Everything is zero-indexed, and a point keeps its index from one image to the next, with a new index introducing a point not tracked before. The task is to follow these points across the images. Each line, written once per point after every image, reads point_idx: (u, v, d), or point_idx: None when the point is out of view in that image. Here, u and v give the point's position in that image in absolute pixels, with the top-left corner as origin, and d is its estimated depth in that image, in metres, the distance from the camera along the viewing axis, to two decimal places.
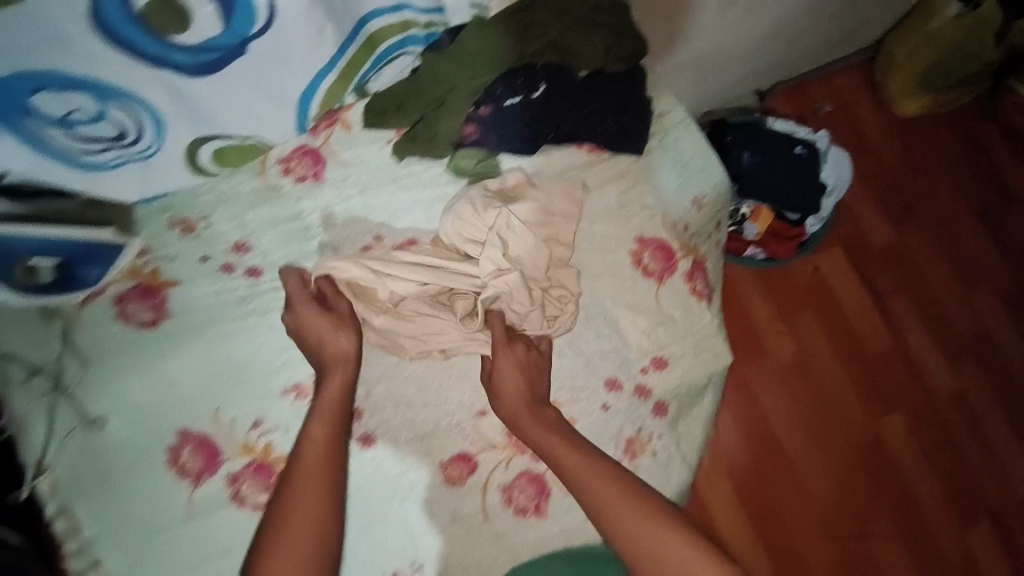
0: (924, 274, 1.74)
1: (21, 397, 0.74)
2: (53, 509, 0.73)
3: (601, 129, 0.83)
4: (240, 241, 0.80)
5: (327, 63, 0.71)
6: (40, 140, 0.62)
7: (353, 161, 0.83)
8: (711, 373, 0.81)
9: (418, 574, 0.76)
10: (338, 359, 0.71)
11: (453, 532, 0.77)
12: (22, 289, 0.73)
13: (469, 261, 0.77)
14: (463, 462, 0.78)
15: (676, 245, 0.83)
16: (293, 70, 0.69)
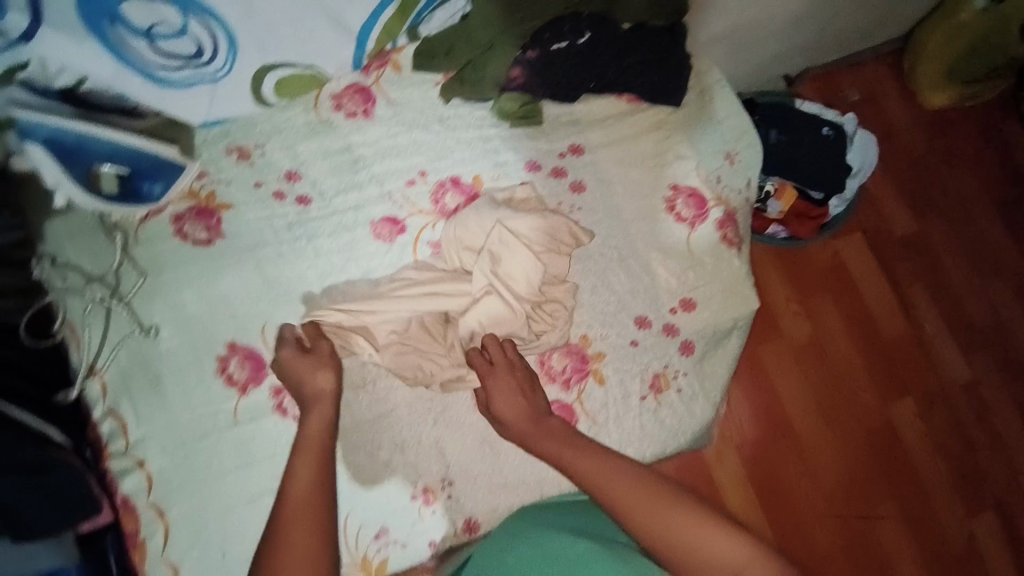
0: (941, 264, 1.76)
1: (79, 302, 0.78)
2: (102, 410, 0.76)
3: (642, 79, 0.86)
4: (292, 170, 0.85)
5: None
6: (124, 50, 0.67)
7: (400, 101, 0.86)
8: (739, 317, 0.83)
9: (449, 489, 0.79)
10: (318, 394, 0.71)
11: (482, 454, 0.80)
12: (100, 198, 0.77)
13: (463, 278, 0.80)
14: None
15: (708, 194, 0.86)
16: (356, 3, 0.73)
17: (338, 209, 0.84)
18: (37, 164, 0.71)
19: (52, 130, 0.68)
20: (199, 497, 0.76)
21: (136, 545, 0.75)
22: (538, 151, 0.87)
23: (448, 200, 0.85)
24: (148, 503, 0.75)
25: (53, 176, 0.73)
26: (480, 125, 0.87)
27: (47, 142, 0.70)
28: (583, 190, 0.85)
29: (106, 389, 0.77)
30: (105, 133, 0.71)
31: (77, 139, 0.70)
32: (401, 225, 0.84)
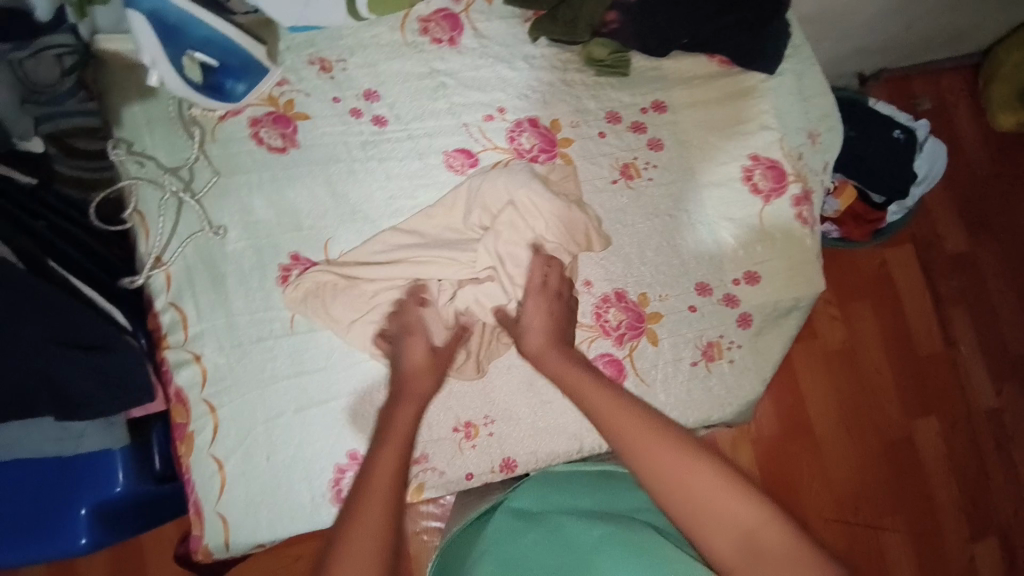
0: (987, 288, 1.72)
1: (152, 192, 0.78)
2: (164, 302, 0.77)
3: (735, 41, 0.83)
4: (371, 89, 0.83)
5: None
6: None
7: (487, 33, 0.85)
8: (802, 297, 0.81)
9: (490, 427, 0.80)
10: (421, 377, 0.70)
11: (526, 397, 0.81)
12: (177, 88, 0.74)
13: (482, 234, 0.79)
14: None
15: (789, 168, 0.83)
16: None
17: (412, 134, 0.83)
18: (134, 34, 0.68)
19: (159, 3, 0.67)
20: (251, 397, 0.76)
21: (183, 438, 0.75)
22: (620, 102, 0.85)
23: (524, 141, 0.83)
24: (199, 397, 0.75)
25: (151, 55, 0.70)
26: (564, 68, 0.85)
27: (152, 15, 0.68)
28: (661, 148, 0.83)
29: (170, 280, 0.77)
30: (206, 19, 0.70)
31: (180, 19, 0.69)
32: (473, 159, 0.83)
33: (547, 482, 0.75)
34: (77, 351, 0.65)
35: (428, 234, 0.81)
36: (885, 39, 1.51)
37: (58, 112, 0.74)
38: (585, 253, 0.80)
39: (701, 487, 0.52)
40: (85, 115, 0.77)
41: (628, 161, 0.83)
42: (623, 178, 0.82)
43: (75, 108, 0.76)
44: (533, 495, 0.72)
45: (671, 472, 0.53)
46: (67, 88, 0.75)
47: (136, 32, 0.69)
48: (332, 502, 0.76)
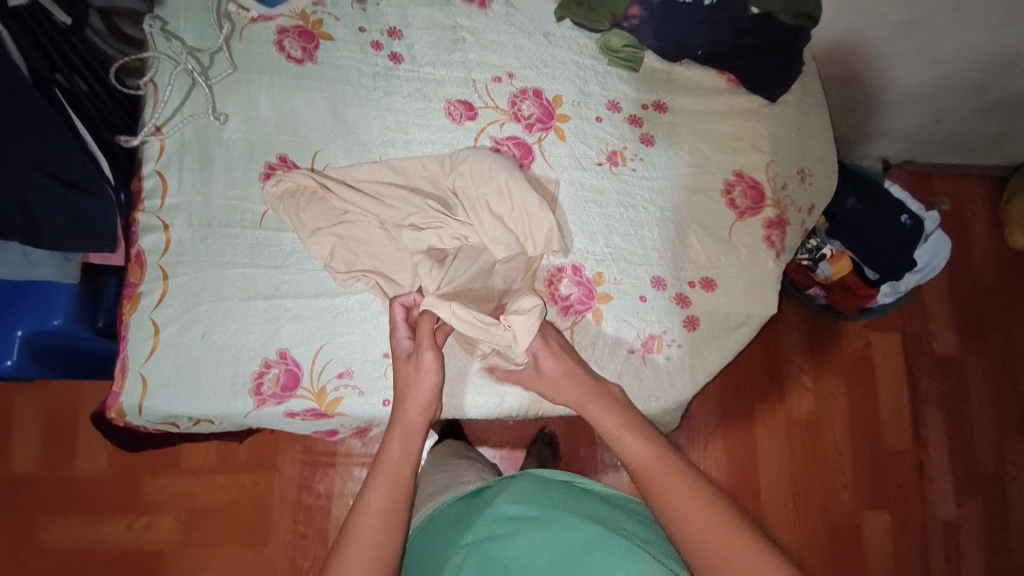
0: (969, 397, 1.67)
1: (170, 69, 0.83)
2: (150, 169, 0.81)
3: (747, 63, 0.87)
4: (396, 28, 0.88)
5: None
6: None
7: (517, 4, 0.90)
8: (752, 314, 0.82)
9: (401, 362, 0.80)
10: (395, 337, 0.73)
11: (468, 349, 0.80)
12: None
13: (449, 206, 0.81)
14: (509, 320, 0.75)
15: (769, 193, 0.86)
16: None
17: (422, 77, 0.87)
18: None
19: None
20: (205, 275, 0.79)
21: (130, 296, 0.77)
22: (624, 94, 0.88)
23: (524, 107, 0.86)
24: (157, 262, 0.78)
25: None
26: (580, 52, 0.89)
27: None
28: (651, 144, 0.86)
29: (162, 151, 0.81)
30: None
31: None
32: (473, 112, 0.86)
33: (531, 479, 0.77)
34: (59, 185, 0.70)
35: (413, 176, 0.83)
36: (919, 130, 1.51)
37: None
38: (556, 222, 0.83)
39: (718, 534, 0.57)
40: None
41: (617, 148, 0.86)
42: (608, 163, 0.85)
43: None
44: (522, 491, 0.74)
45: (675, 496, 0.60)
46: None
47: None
48: (249, 394, 0.77)
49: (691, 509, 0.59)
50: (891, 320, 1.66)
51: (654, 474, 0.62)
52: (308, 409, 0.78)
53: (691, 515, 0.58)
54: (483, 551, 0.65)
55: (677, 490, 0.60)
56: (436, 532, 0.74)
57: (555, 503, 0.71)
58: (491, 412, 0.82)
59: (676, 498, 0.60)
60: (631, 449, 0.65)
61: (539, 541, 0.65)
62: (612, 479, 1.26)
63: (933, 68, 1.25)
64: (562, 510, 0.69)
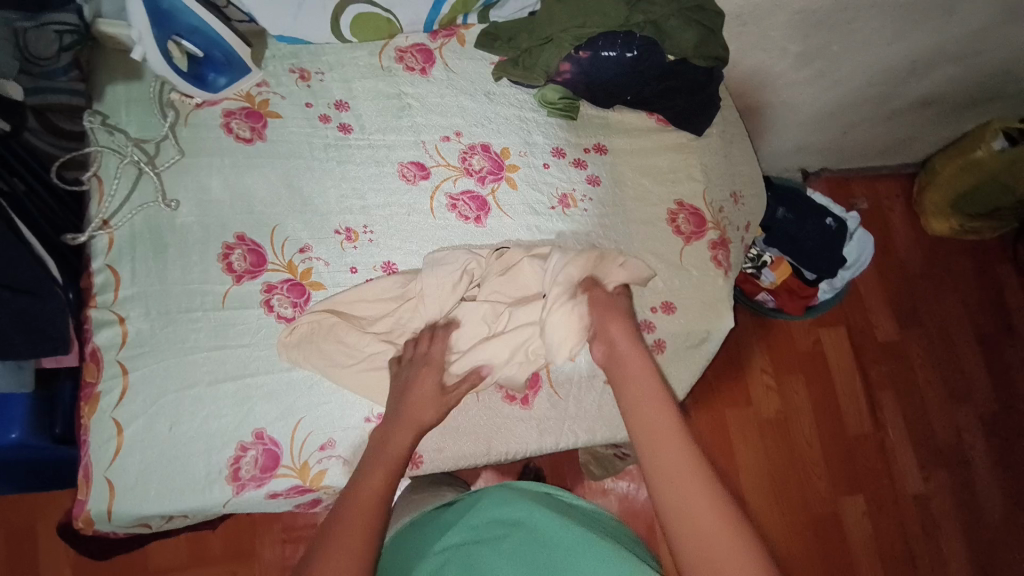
0: (915, 378, 1.79)
1: (114, 161, 0.82)
2: (101, 263, 0.79)
3: (672, 104, 0.95)
4: (342, 100, 0.92)
5: None
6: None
7: (455, 69, 0.96)
8: (711, 330, 0.87)
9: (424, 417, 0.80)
10: (422, 395, 0.75)
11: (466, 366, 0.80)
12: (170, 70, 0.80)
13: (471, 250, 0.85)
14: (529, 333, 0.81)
15: (709, 217, 0.92)
16: None
17: (373, 143, 0.91)
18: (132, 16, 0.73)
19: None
20: (167, 363, 0.76)
21: (89, 399, 0.74)
22: (566, 140, 0.94)
23: (475, 162, 0.91)
24: (115, 358, 0.75)
25: (140, 31, 0.75)
26: (520, 106, 0.95)
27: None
28: (596, 184, 0.92)
29: (112, 243, 0.79)
30: (199, 10, 0.76)
31: (174, 5, 0.75)
32: (426, 171, 0.90)
33: (515, 487, 0.77)
34: (8, 291, 0.67)
35: (380, 241, 0.86)
36: (829, 143, 1.66)
37: (48, 86, 0.79)
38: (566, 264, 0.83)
39: (715, 534, 0.54)
40: (72, 93, 0.82)
41: (566, 191, 0.91)
42: (560, 206, 0.90)
43: (65, 84, 0.81)
44: (500, 495, 0.74)
45: (676, 487, 0.58)
46: (62, 64, 0.80)
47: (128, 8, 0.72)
48: (228, 481, 0.74)
49: (694, 499, 0.57)
50: (835, 315, 1.78)
51: (672, 458, 0.61)
52: (292, 487, 0.76)
53: (689, 504, 0.57)
54: (471, 549, 0.67)
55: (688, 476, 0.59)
56: (413, 537, 0.74)
57: (540, 506, 0.71)
58: (479, 461, 0.82)
59: (679, 485, 0.58)
60: (647, 435, 0.64)
61: (528, 543, 0.66)
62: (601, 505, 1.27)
63: (831, 89, 1.39)
64: (549, 513, 0.69)
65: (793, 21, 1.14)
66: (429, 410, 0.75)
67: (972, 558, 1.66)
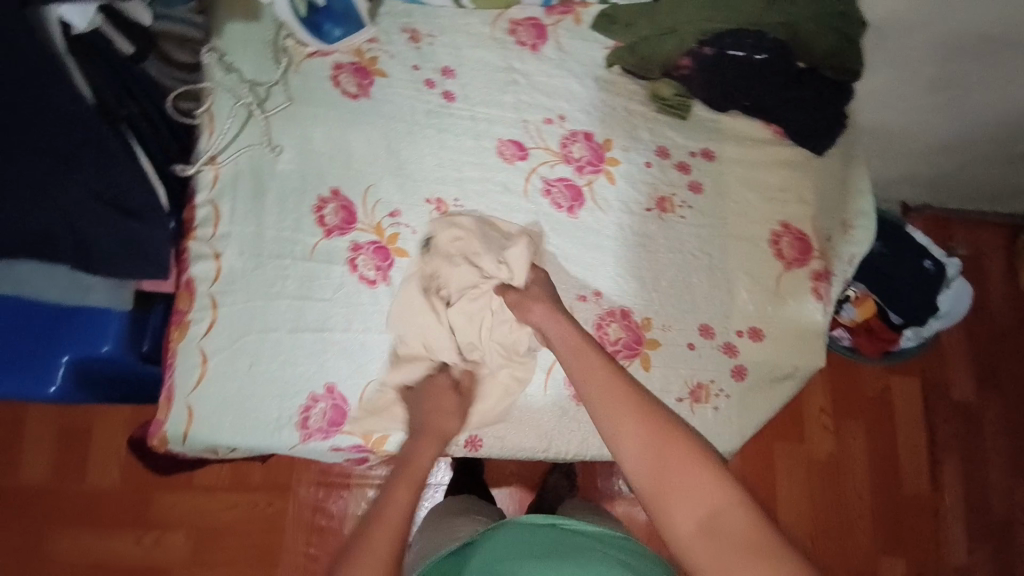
0: (984, 445, 1.67)
1: (226, 100, 0.83)
2: (204, 198, 0.80)
3: (794, 117, 0.88)
4: (449, 67, 0.89)
5: None
6: None
7: (567, 49, 0.91)
8: (800, 365, 0.82)
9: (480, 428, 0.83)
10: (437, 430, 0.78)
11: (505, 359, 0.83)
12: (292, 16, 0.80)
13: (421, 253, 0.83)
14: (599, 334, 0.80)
15: (815, 245, 0.86)
16: None
17: (474, 116, 0.88)
18: None
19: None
20: (254, 306, 0.78)
21: (178, 324, 0.76)
22: (673, 141, 0.89)
23: (575, 150, 0.88)
24: (206, 291, 0.78)
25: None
26: (630, 98, 0.90)
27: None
28: (699, 192, 0.87)
29: (217, 180, 0.81)
30: None
31: None
32: (524, 152, 0.87)
33: (519, 527, 0.75)
34: (113, 212, 0.69)
35: (470, 218, 0.85)
36: (941, 179, 1.53)
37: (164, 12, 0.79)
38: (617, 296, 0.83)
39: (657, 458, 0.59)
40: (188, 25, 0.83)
41: (666, 195, 0.87)
42: (657, 209, 0.86)
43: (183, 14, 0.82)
44: (499, 543, 0.72)
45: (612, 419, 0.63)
46: None
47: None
48: (296, 428, 0.77)
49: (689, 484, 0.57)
50: (910, 364, 1.66)
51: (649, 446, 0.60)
52: (353, 445, 0.79)
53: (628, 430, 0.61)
54: None
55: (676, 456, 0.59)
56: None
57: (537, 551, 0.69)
58: (534, 453, 0.85)
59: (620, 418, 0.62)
60: (620, 429, 0.61)
61: None
62: (629, 513, 1.25)
63: (966, 124, 1.26)
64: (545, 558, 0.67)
65: (943, 46, 1.02)
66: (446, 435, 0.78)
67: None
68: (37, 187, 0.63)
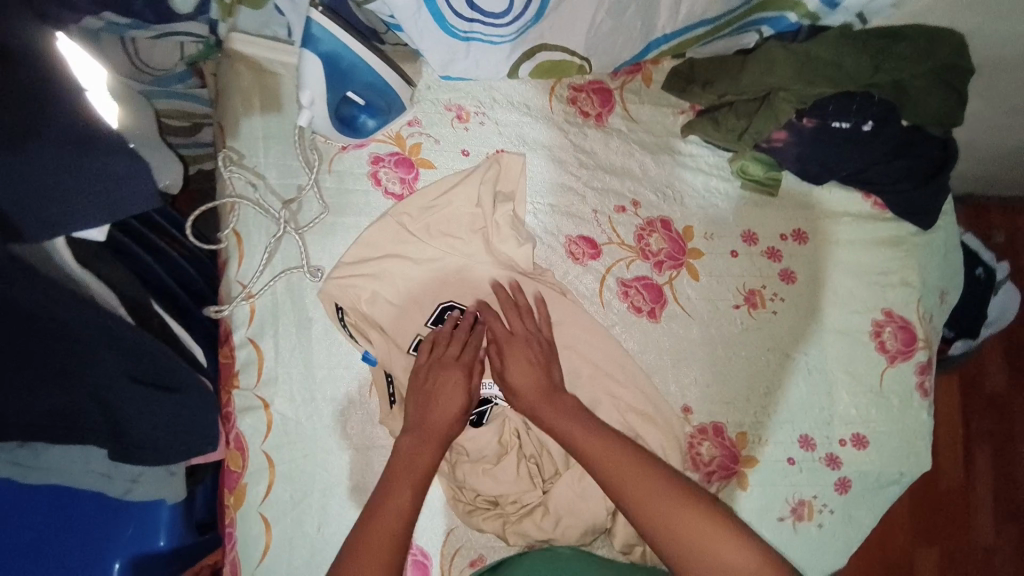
0: (1015, 437, 1.44)
1: (255, 214, 0.71)
2: (240, 337, 0.70)
3: (898, 187, 0.78)
4: (502, 148, 0.76)
5: (674, 31, 0.74)
6: (443, 18, 0.65)
7: (637, 117, 0.79)
8: (907, 472, 0.76)
9: None
10: (439, 424, 0.65)
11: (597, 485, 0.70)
12: (337, 125, 0.69)
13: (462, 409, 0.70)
14: (715, 435, 0.75)
15: (921, 332, 0.78)
16: (633, 37, 0.73)
17: (537, 208, 0.77)
18: (305, 74, 0.63)
19: (338, 45, 0.63)
20: (314, 459, 0.70)
21: (234, 488, 0.68)
22: (759, 221, 0.79)
23: (652, 242, 0.77)
24: (258, 447, 0.69)
25: (310, 95, 0.65)
26: (709, 172, 0.79)
27: (326, 57, 0.63)
28: (792, 281, 0.78)
29: (253, 314, 0.70)
30: (377, 63, 0.66)
31: (348, 61, 0.64)
32: (597, 250, 0.77)
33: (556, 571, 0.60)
34: (145, 388, 0.55)
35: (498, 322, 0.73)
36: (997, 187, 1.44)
37: (160, 92, 0.76)
38: (710, 397, 0.76)
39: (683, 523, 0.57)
40: (186, 99, 0.80)
41: (755, 287, 0.78)
42: (747, 305, 0.78)
43: (179, 92, 0.78)
44: None
45: (628, 485, 0.59)
46: (179, 74, 0.75)
47: (303, 73, 0.64)
48: None
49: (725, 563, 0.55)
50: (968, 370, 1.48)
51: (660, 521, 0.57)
52: None
53: (644, 495, 0.59)
54: None
55: (688, 529, 0.57)
56: None
57: None
58: None
59: (635, 484, 0.59)
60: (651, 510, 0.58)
61: None
62: None
63: None
64: None
65: None
66: (457, 424, 0.65)
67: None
68: (57, 361, 0.51)
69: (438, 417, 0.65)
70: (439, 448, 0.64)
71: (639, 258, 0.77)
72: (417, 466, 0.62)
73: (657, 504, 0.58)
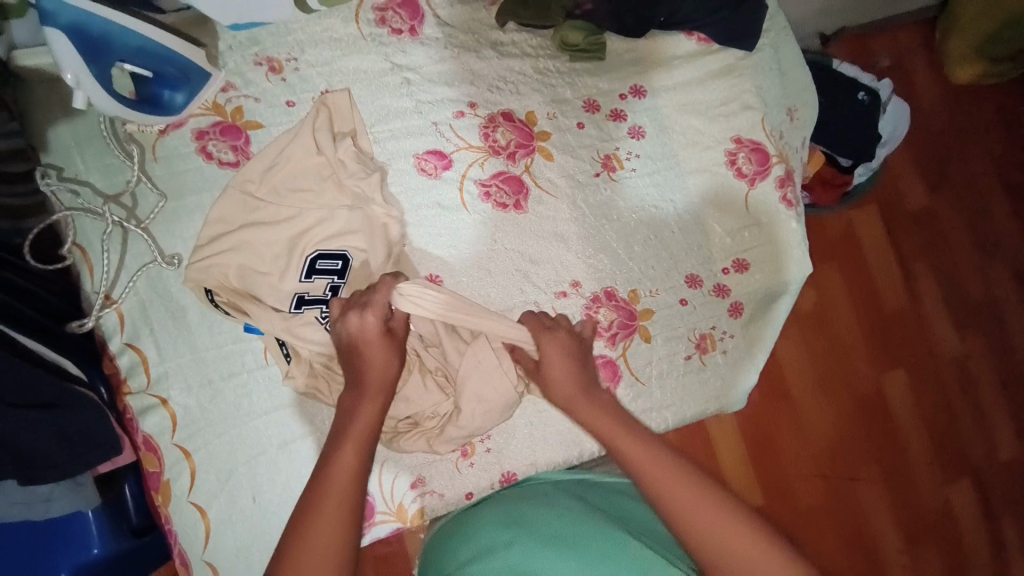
0: (947, 239, 1.45)
1: (90, 222, 0.70)
2: (118, 344, 0.70)
3: (716, 18, 0.80)
4: (328, 88, 0.76)
5: None
6: None
7: (450, 20, 0.79)
8: (789, 281, 0.81)
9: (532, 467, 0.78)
10: (378, 380, 0.61)
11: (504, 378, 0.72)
12: (124, 103, 0.66)
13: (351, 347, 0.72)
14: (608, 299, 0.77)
15: (773, 150, 0.81)
16: None
17: (379, 138, 0.76)
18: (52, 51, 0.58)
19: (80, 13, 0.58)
20: (228, 437, 0.71)
21: (159, 488, 0.70)
22: (596, 89, 0.80)
23: (498, 137, 0.77)
24: (169, 442, 0.70)
25: (71, 73, 0.60)
26: (536, 55, 0.80)
27: (72, 31, 0.58)
28: (642, 136, 0.80)
29: (123, 320, 0.70)
30: (137, 25, 0.61)
31: (102, 29, 0.59)
32: (447, 160, 0.77)
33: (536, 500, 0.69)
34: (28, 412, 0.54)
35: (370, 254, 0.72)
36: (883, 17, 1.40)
37: None
38: (595, 261, 0.78)
39: (700, 504, 0.51)
40: None
41: (609, 152, 0.79)
42: (605, 171, 0.79)
43: None
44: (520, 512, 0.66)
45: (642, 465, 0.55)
46: None
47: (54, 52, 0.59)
48: None
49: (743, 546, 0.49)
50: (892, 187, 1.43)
51: (715, 539, 0.50)
52: (392, 529, 0.76)
53: (656, 472, 0.54)
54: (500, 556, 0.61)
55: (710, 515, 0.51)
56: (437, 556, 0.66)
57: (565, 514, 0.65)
58: (574, 461, 0.80)
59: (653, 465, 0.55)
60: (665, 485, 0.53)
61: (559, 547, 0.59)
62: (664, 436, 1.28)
63: None
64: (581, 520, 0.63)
65: None
66: (392, 382, 0.62)
67: (1003, 437, 1.43)
68: None
69: (370, 367, 0.61)
70: (377, 412, 0.60)
71: (487, 154, 0.77)
72: (357, 428, 0.58)
73: (671, 479, 0.53)
